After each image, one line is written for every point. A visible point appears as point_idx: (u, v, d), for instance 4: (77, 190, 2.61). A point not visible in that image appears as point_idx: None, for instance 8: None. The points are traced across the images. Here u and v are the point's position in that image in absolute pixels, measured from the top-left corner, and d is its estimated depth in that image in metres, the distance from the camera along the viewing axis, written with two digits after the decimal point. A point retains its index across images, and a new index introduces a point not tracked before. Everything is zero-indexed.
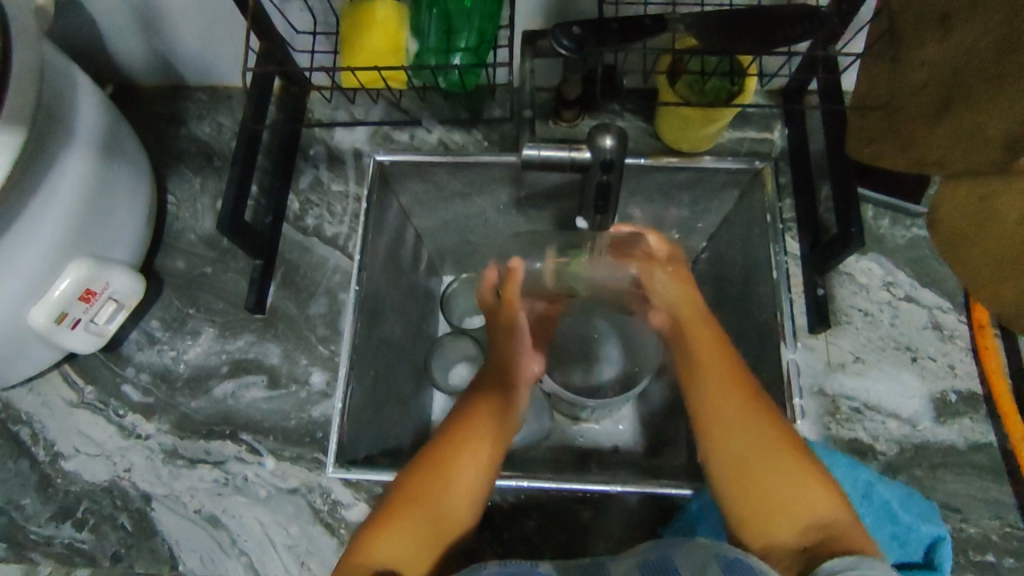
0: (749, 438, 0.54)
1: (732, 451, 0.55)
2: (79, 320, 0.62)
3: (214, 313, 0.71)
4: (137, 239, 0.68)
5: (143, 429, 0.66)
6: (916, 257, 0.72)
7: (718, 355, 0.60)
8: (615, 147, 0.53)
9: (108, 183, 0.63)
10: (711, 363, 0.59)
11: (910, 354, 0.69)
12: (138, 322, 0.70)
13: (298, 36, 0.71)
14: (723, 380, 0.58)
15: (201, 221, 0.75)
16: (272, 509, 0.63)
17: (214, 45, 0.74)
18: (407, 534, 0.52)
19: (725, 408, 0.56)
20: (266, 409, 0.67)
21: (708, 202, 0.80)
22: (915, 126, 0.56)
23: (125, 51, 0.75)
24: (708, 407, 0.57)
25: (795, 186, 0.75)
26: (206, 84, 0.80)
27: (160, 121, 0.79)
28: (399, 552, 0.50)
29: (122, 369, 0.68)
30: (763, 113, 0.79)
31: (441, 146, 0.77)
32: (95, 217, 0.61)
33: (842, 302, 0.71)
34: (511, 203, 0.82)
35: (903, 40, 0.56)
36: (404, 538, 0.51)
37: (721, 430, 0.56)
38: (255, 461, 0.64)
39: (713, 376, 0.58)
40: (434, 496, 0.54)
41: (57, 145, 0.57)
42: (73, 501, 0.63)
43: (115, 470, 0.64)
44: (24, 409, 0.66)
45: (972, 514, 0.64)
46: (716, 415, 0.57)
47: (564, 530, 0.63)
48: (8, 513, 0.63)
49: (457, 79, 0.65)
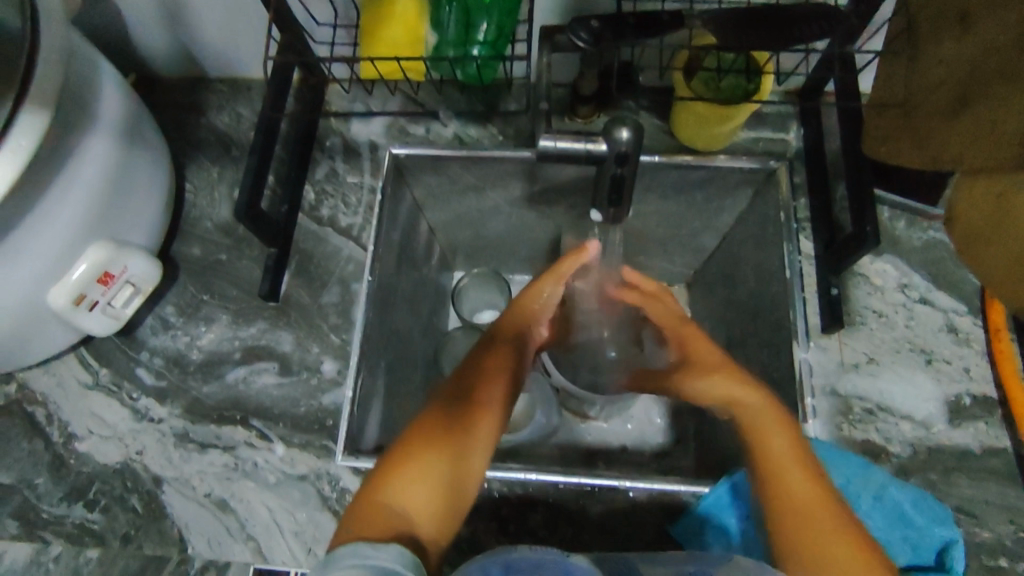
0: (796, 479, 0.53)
1: (780, 485, 0.53)
2: (97, 303, 0.63)
3: (227, 300, 0.71)
4: (155, 224, 0.69)
5: (155, 413, 0.67)
6: (932, 259, 0.72)
7: (751, 394, 0.59)
8: (629, 139, 0.53)
9: (128, 168, 0.63)
10: (747, 402, 0.58)
11: (925, 356, 0.68)
12: (153, 308, 0.71)
13: (318, 28, 0.72)
14: (765, 417, 0.57)
15: (218, 210, 0.76)
16: (281, 495, 0.63)
17: (234, 36, 0.75)
18: (434, 471, 0.51)
19: (774, 447, 0.55)
20: (277, 395, 0.67)
21: (721, 201, 0.80)
22: (931, 124, 0.56)
23: (147, 40, 0.76)
24: (761, 444, 0.55)
25: (811, 186, 0.74)
26: (226, 75, 0.81)
27: (179, 111, 0.80)
28: (425, 492, 0.49)
29: (137, 353, 0.69)
30: (778, 113, 0.79)
31: (456, 140, 0.78)
32: (115, 201, 0.62)
33: (856, 303, 0.70)
34: (525, 199, 0.82)
35: (921, 37, 0.57)
36: (433, 478, 0.50)
37: (768, 465, 0.54)
38: (265, 447, 0.65)
39: (754, 421, 0.57)
40: (457, 438, 0.53)
41: (80, 129, 0.57)
42: (85, 482, 0.64)
43: (127, 453, 0.65)
44: (40, 390, 0.67)
45: (986, 519, 0.63)
46: (767, 449, 0.55)
47: (570, 524, 0.63)
48: (21, 491, 0.63)
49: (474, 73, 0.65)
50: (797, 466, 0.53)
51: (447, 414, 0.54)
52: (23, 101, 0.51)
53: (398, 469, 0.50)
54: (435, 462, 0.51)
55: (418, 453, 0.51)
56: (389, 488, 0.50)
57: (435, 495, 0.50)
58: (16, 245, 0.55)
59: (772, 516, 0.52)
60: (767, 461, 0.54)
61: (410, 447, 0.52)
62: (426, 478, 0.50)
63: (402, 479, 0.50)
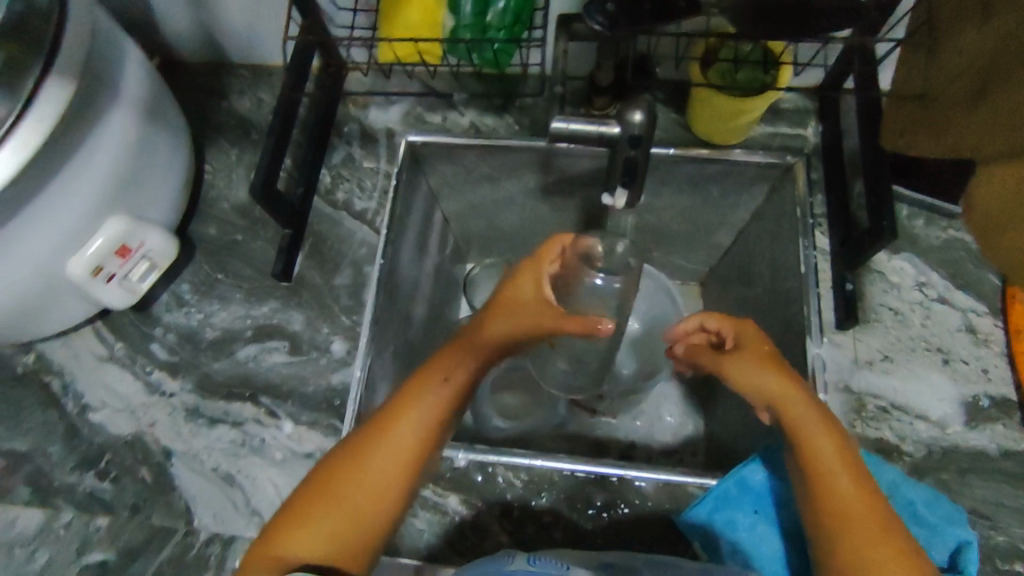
0: (841, 485, 0.52)
1: (835, 509, 0.51)
2: (113, 275, 0.64)
3: (242, 279, 0.72)
4: (172, 202, 0.70)
5: (167, 387, 0.68)
6: (951, 258, 0.70)
7: (803, 411, 0.55)
8: (643, 122, 0.54)
9: (148, 145, 0.65)
10: (797, 425, 0.55)
11: (941, 356, 0.67)
12: (169, 285, 0.72)
13: (338, 12, 0.73)
14: (814, 439, 0.54)
15: (235, 191, 0.77)
16: (286, 472, 0.63)
17: (256, 21, 0.76)
18: (333, 522, 0.50)
19: (829, 471, 0.53)
20: (286, 374, 0.68)
21: (737, 196, 0.79)
22: (951, 114, 0.56)
23: (173, 24, 0.78)
24: (815, 469, 0.53)
25: (828, 182, 0.73)
26: (248, 61, 0.82)
27: (201, 94, 0.82)
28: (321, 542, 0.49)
29: (151, 328, 0.70)
30: (797, 108, 0.78)
31: (472, 128, 0.78)
32: (134, 176, 0.63)
33: (872, 300, 0.69)
34: (539, 190, 0.82)
35: (942, 28, 0.57)
36: (337, 531, 0.50)
37: (824, 487, 0.52)
38: (273, 424, 0.65)
39: (819, 446, 0.54)
40: (375, 488, 0.51)
41: (104, 103, 0.59)
42: (96, 452, 0.64)
43: (138, 425, 0.66)
44: (57, 361, 0.69)
45: (1001, 522, 0.61)
46: (821, 473, 0.53)
47: (574, 511, 0.62)
48: (35, 459, 0.64)
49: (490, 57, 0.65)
50: (848, 484, 0.52)
51: (376, 458, 0.52)
52: (50, 72, 0.52)
53: (311, 504, 0.51)
54: (349, 507, 0.51)
55: (332, 493, 0.51)
56: (288, 525, 0.50)
57: (327, 546, 0.49)
58: (38, 215, 0.56)
59: (829, 541, 0.51)
60: (826, 487, 0.52)
61: (325, 494, 0.51)
62: (323, 523, 0.50)
63: (303, 518, 0.50)
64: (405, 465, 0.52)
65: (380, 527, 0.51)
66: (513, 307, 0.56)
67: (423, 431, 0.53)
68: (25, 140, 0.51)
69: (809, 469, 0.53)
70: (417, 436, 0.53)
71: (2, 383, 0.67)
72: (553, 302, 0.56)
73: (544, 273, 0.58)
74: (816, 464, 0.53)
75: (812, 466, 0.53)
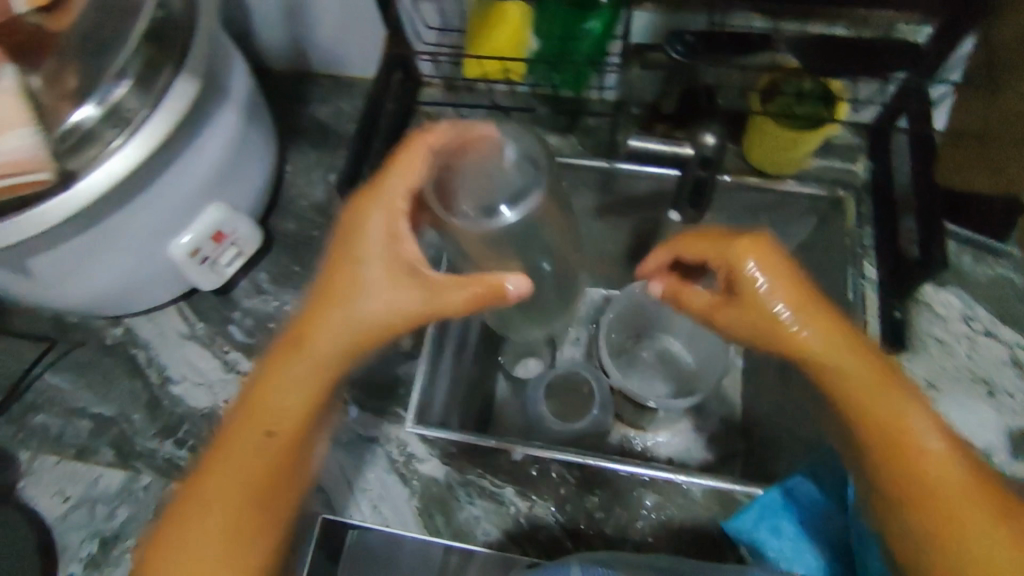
0: (908, 412, 0.51)
1: (904, 484, 0.50)
2: (206, 258, 0.70)
3: (317, 272, 0.77)
4: (259, 195, 0.76)
5: (243, 367, 0.72)
6: (996, 295, 0.73)
7: (859, 383, 0.52)
8: (715, 144, 0.60)
9: (248, 141, 0.70)
10: (855, 393, 0.52)
11: (986, 388, 0.69)
12: (249, 272, 0.77)
13: (425, 32, 0.79)
14: (859, 409, 0.52)
15: (314, 191, 0.83)
16: (351, 454, 0.68)
17: (345, 36, 0.82)
18: (203, 537, 0.60)
19: (883, 435, 0.51)
20: (355, 362, 0.72)
21: (786, 225, 0.83)
22: (1008, 155, 0.62)
23: (268, 34, 0.84)
24: (880, 429, 0.51)
25: (876, 215, 0.77)
26: (331, 72, 0.88)
27: (286, 100, 0.88)
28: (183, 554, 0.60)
29: (231, 311, 0.75)
30: (847, 145, 0.82)
31: (538, 146, 0.83)
32: (234, 169, 0.69)
33: (919, 329, 0.72)
34: (595, 208, 0.87)
35: (1002, 72, 0.62)
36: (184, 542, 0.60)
37: (894, 461, 0.50)
38: (341, 408, 0.69)
39: (874, 415, 0.51)
40: (231, 496, 0.61)
41: (216, 101, 0.65)
42: (176, 422, 0.69)
43: (215, 399, 0.70)
44: (143, 335, 0.73)
45: None
46: (877, 440, 0.51)
47: (624, 508, 0.65)
48: (119, 424, 0.68)
49: (573, 78, 0.71)
50: (919, 452, 0.50)
51: (224, 471, 0.62)
52: (180, 72, 0.58)
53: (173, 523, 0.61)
54: (185, 519, 0.61)
55: (184, 515, 0.61)
56: (171, 529, 0.60)
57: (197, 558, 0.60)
58: (152, 199, 0.61)
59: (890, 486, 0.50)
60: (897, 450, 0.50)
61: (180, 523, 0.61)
62: (198, 534, 0.60)
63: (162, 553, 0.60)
64: (247, 475, 0.62)
65: (270, 515, 0.63)
66: (343, 294, 0.65)
67: (279, 440, 0.63)
68: (153, 130, 0.56)
69: (870, 437, 0.51)
70: (252, 431, 0.63)
71: (93, 352, 0.72)
72: (397, 248, 0.66)
73: (396, 204, 0.66)
74: (887, 437, 0.51)
75: (881, 434, 0.51)
